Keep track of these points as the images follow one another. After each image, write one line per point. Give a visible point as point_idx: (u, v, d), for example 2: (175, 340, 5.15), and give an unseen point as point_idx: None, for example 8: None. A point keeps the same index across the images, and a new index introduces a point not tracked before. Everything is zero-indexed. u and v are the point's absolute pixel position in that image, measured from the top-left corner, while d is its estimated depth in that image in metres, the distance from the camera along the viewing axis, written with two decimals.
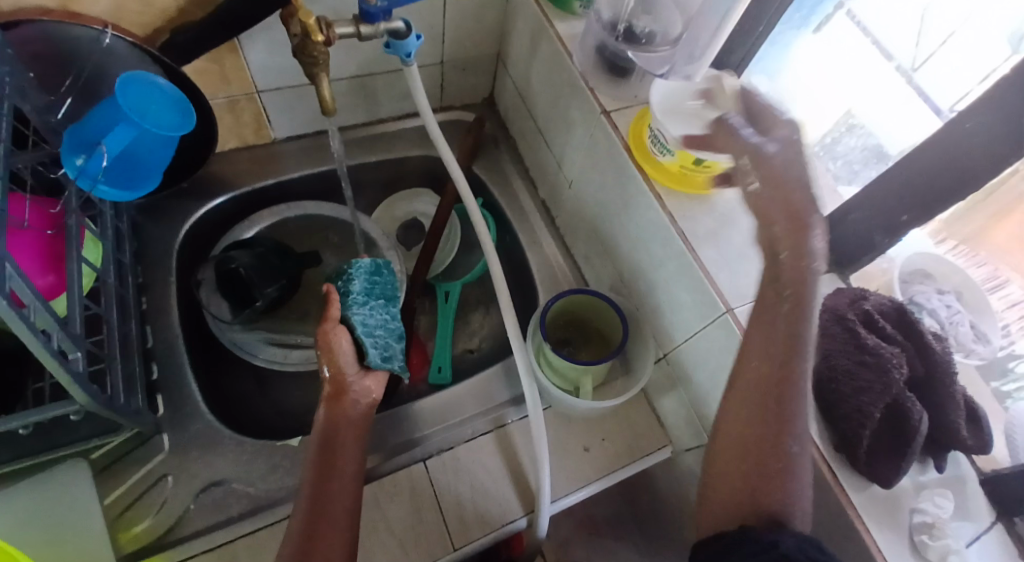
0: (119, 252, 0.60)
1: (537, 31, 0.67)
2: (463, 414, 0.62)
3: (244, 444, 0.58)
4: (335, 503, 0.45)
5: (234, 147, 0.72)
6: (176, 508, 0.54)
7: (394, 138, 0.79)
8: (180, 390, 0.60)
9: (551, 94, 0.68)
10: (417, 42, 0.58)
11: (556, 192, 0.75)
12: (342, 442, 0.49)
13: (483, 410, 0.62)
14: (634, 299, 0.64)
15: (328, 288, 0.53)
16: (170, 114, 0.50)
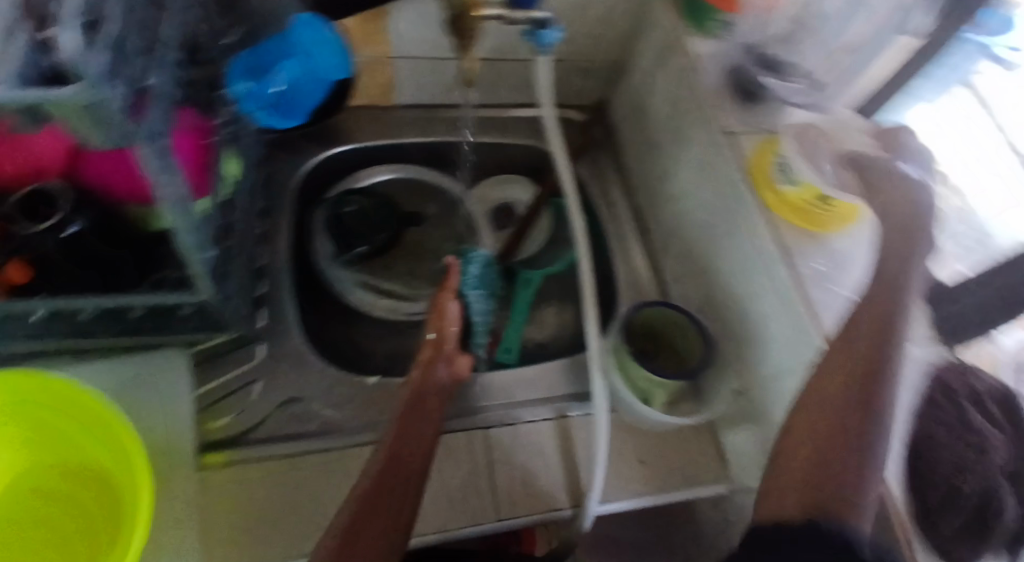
0: (252, 175, 0.66)
1: (668, 47, 0.69)
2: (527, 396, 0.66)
3: (326, 373, 0.63)
4: (412, 458, 0.49)
5: (363, 103, 0.77)
6: (259, 413, 0.59)
7: (508, 123, 0.82)
8: (280, 311, 0.65)
9: (671, 111, 0.69)
10: (558, 36, 0.60)
11: (654, 204, 0.76)
12: (416, 400, 0.53)
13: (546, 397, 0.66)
14: (721, 325, 0.66)
15: (453, 261, 0.63)
16: (329, 60, 0.64)
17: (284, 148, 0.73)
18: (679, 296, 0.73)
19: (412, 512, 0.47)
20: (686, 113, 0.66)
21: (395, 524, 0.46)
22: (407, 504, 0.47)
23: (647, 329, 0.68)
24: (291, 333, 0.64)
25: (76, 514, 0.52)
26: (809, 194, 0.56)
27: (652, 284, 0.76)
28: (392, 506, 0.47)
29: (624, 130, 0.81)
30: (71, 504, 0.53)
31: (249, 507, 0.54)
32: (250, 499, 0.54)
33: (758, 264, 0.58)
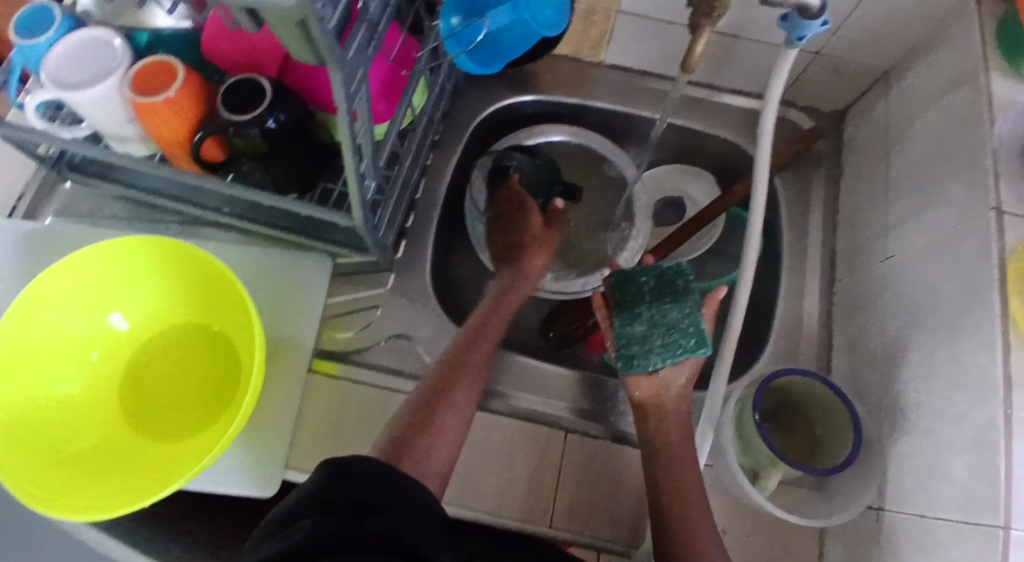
0: (435, 107, 0.66)
1: (960, 74, 0.53)
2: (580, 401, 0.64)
3: (442, 319, 0.64)
4: (447, 430, 0.48)
5: (564, 53, 0.73)
6: (372, 336, 0.63)
7: (715, 111, 0.72)
8: (420, 246, 0.67)
9: (931, 153, 0.54)
10: (822, 29, 0.47)
11: (857, 254, 0.62)
12: (489, 315, 0.57)
13: (601, 410, 0.63)
14: (880, 424, 0.53)
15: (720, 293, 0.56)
16: (552, 12, 0.48)
17: (476, 86, 0.73)
18: (845, 370, 0.60)
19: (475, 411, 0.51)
20: (951, 164, 0.52)
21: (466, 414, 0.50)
22: (472, 403, 0.51)
23: (782, 395, 0.59)
24: (424, 271, 0.65)
25: (204, 374, 0.59)
26: None
27: (817, 344, 0.64)
28: (463, 403, 0.50)
29: (856, 154, 0.67)
30: (199, 366, 0.59)
31: (337, 421, 0.59)
32: (340, 414, 0.59)
33: (970, 388, 0.44)
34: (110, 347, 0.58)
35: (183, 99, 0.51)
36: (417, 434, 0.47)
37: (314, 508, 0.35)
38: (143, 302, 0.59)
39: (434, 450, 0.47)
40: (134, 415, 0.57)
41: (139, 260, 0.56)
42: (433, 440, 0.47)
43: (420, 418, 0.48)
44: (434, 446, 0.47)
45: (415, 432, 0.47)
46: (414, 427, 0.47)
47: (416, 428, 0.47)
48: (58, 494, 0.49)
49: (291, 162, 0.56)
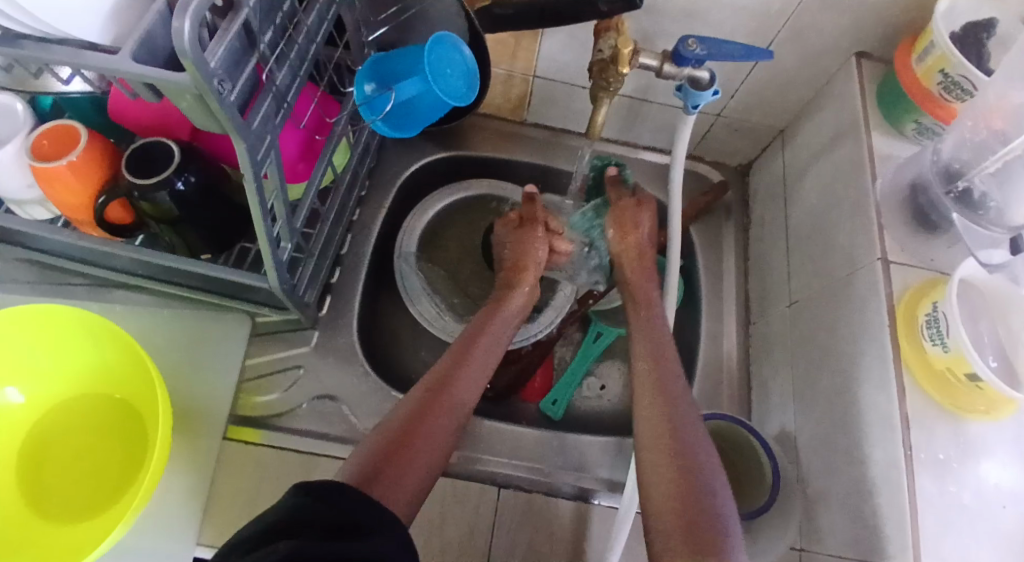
0: (360, 165, 0.67)
1: (843, 133, 0.58)
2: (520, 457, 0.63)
3: (368, 378, 0.62)
4: (421, 459, 0.46)
5: (487, 113, 0.75)
6: (293, 399, 0.61)
7: (630, 166, 0.75)
8: (346, 303, 0.65)
9: (821, 204, 0.58)
10: (713, 98, 0.51)
11: (767, 299, 0.65)
12: (469, 345, 0.57)
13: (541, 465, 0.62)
14: (796, 464, 0.55)
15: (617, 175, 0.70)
16: (460, 83, 0.49)
17: (400, 144, 0.74)
18: (761, 411, 0.62)
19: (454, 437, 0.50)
20: (840, 216, 0.55)
21: (443, 441, 0.49)
22: (450, 426, 0.50)
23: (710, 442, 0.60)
24: (350, 328, 0.64)
25: (109, 448, 0.55)
26: (957, 367, 0.43)
27: (735, 387, 0.65)
28: (443, 427, 0.49)
29: (761, 204, 0.71)
30: (105, 440, 0.55)
31: (256, 492, 0.56)
32: (260, 484, 0.56)
33: (871, 428, 0.46)
34: (1, 427, 0.54)
35: (86, 163, 0.50)
36: (399, 455, 0.45)
37: (286, 530, 0.33)
38: (41, 375, 0.55)
39: (410, 473, 0.45)
40: (29, 497, 0.52)
41: (38, 332, 0.53)
42: (413, 464, 0.46)
43: (404, 437, 0.47)
44: (411, 469, 0.45)
45: (392, 455, 0.45)
46: (393, 447, 0.45)
47: (400, 447, 0.46)
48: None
49: (205, 223, 0.55)
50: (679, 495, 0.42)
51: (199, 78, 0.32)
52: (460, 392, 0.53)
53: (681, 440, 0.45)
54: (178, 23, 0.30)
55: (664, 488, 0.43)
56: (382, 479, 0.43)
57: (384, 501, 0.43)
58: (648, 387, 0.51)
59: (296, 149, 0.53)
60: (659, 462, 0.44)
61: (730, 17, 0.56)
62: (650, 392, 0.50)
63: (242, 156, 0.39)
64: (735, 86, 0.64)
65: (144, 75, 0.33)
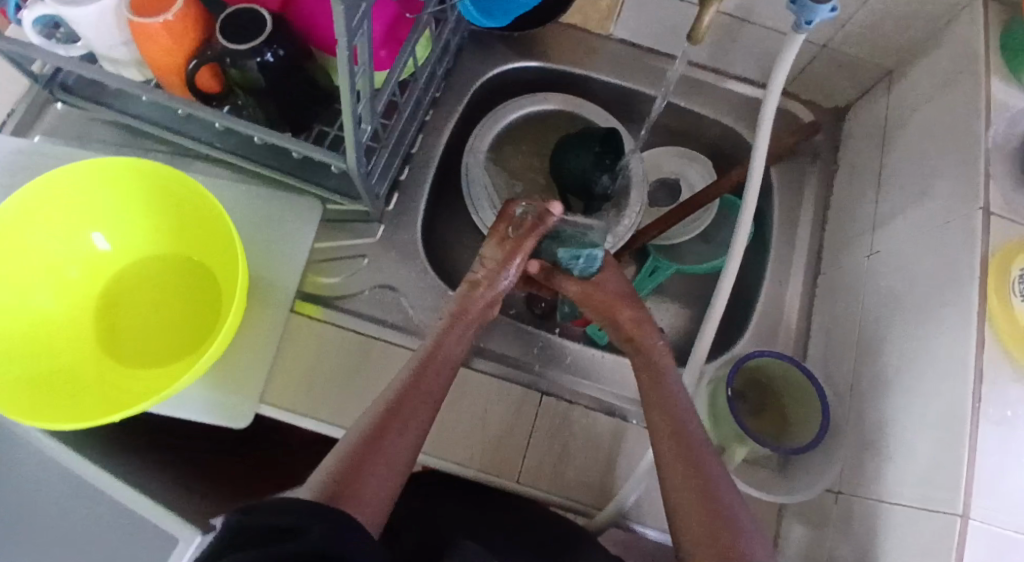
0: (439, 62, 0.65)
1: (962, 75, 0.53)
2: (564, 371, 0.65)
3: (429, 277, 0.64)
4: (387, 472, 0.43)
5: (571, 24, 0.72)
6: (356, 285, 0.63)
7: (716, 96, 0.72)
8: (413, 201, 0.66)
9: (923, 151, 0.55)
10: (829, 15, 0.48)
11: (844, 248, 0.63)
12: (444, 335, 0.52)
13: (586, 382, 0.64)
14: (851, 413, 0.54)
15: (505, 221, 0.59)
16: None
17: (480, 48, 0.72)
18: (818, 360, 0.61)
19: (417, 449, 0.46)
20: (943, 162, 0.52)
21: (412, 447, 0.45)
22: (417, 429, 0.46)
23: (753, 378, 0.60)
24: (415, 225, 0.65)
25: (184, 301, 0.58)
26: None
27: (793, 334, 0.64)
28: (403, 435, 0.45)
29: (852, 150, 0.67)
30: (180, 293, 0.58)
31: (314, 363, 0.59)
32: (317, 356, 0.59)
33: (938, 380, 0.45)
34: (88, 266, 0.57)
35: (181, 23, 0.50)
36: (365, 467, 0.42)
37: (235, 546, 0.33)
38: (124, 223, 0.58)
39: (376, 484, 0.41)
40: (106, 341, 0.56)
41: (123, 181, 0.55)
42: (379, 470, 0.42)
43: (368, 451, 0.43)
44: (377, 480, 0.42)
45: (358, 470, 0.41)
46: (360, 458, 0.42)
47: (366, 462, 0.42)
48: (26, 409, 0.48)
49: (287, 98, 0.55)
50: (708, 514, 0.43)
51: None
52: (423, 397, 0.48)
53: (701, 464, 0.46)
54: None
55: (694, 510, 0.44)
56: (351, 492, 0.40)
57: (354, 511, 0.39)
58: (661, 413, 0.50)
59: (383, 31, 0.52)
60: (675, 470, 0.46)
61: None
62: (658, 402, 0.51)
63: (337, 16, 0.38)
64: (847, 12, 0.60)
65: None
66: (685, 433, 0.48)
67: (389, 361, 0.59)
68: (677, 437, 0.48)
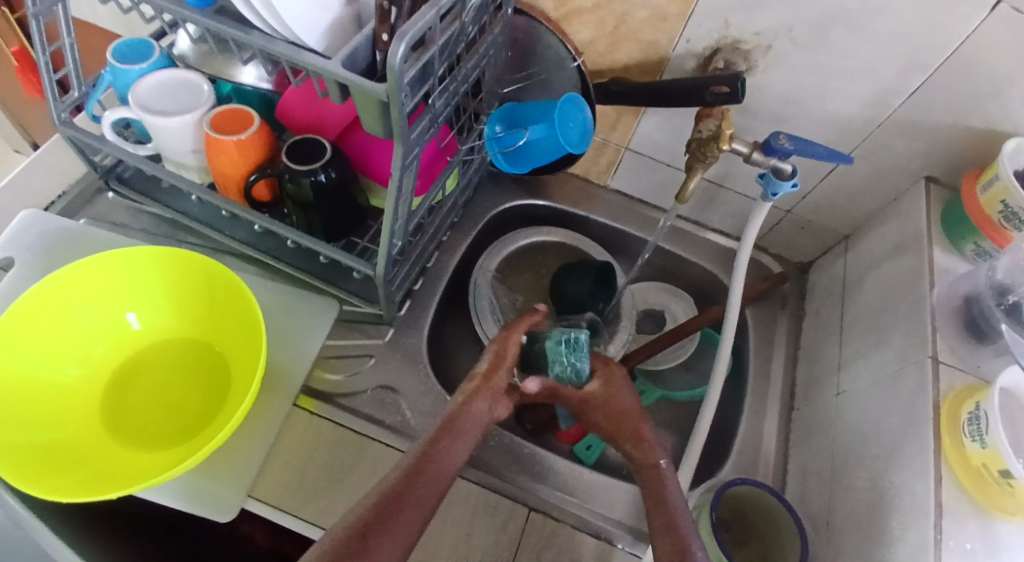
0: (462, 193, 0.75)
1: (905, 245, 0.63)
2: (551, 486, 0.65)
3: (428, 381, 0.67)
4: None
5: (573, 173, 0.83)
6: (360, 383, 0.66)
7: (698, 244, 0.81)
8: (422, 310, 0.71)
9: (877, 303, 0.63)
10: (790, 190, 0.59)
11: (814, 387, 0.69)
12: (448, 431, 0.51)
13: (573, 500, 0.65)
14: (828, 546, 0.56)
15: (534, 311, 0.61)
16: (578, 136, 0.59)
17: (494, 184, 0.82)
18: (794, 493, 0.64)
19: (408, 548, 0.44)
20: (896, 315, 0.60)
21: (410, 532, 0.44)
22: (411, 528, 0.44)
23: (736, 506, 0.62)
24: (420, 332, 0.70)
25: (200, 382, 0.60)
26: (993, 463, 0.46)
27: (770, 467, 0.68)
28: (398, 531, 0.43)
29: (818, 301, 0.76)
30: (196, 375, 0.61)
31: (309, 457, 0.60)
32: (313, 451, 0.60)
33: (904, 513, 0.49)
34: (113, 342, 0.60)
35: (251, 143, 0.58)
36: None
37: None
38: (157, 303, 0.62)
39: None
40: (113, 415, 0.57)
41: (167, 267, 0.61)
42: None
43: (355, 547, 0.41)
44: None
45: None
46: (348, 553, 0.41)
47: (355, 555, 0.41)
48: (27, 472, 0.48)
49: (331, 214, 0.62)
50: None
51: (391, 73, 0.39)
52: (421, 495, 0.46)
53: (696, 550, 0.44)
54: (396, 44, 0.38)
55: None
56: None
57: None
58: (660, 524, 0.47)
59: (423, 168, 0.60)
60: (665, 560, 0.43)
61: (816, 124, 0.65)
62: (659, 511, 0.48)
63: (396, 155, 0.46)
64: (807, 184, 0.71)
65: (346, 78, 0.41)
66: (677, 529, 0.46)
67: (384, 460, 0.61)
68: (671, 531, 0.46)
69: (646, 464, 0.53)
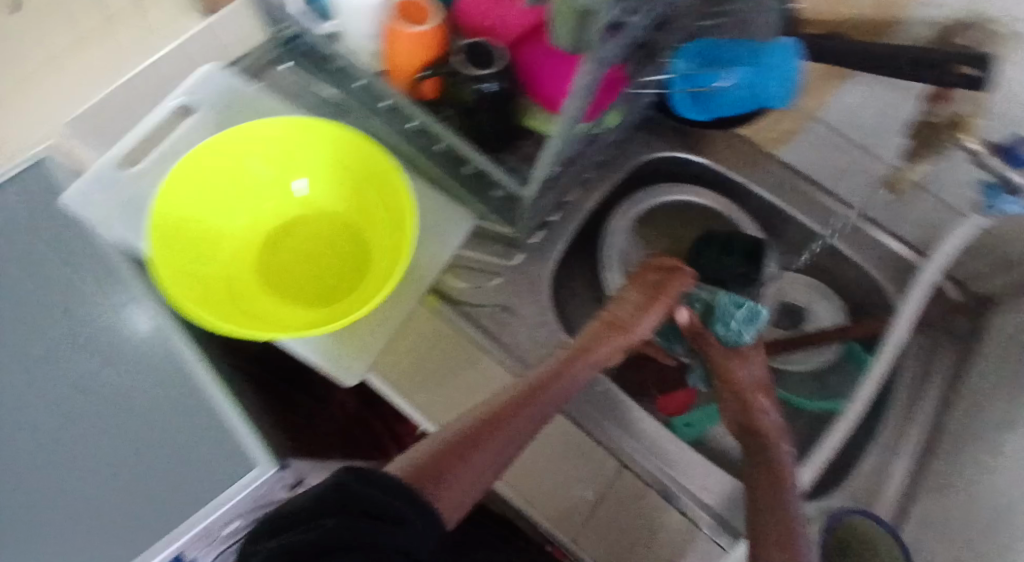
0: (627, 127, 0.68)
1: None
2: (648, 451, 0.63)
3: (547, 316, 0.66)
4: (470, 474, 0.47)
5: (745, 136, 0.75)
6: (481, 300, 0.66)
7: (869, 245, 0.72)
8: (553, 244, 0.69)
9: None
10: (1017, 210, 0.53)
11: (968, 435, 0.61)
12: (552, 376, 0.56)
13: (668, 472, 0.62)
14: None
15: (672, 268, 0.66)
16: (778, 90, 0.54)
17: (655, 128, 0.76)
18: (912, 540, 0.60)
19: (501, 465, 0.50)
20: None
21: (505, 454, 0.51)
22: (503, 452, 0.50)
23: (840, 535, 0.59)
24: (547, 264, 0.68)
25: (340, 260, 0.62)
26: None
27: (885, 508, 0.64)
28: (490, 455, 0.49)
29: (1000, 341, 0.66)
30: (338, 252, 0.62)
31: (422, 355, 0.61)
32: (427, 351, 0.62)
33: None
34: (275, 200, 0.63)
35: (429, 41, 0.57)
36: (448, 466, 0.47)
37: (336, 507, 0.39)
38: (318, 173, 0.63)
39: (459, 485, 0.46)
40: (262, 270, 0.61)
41: (332, 143, 0.61)
42: (465, 478, 0.47)
43: (455, 455, 0.48)
44: (461, 482, 0.46)
45: (445, 464, 0.47)
46: (450, 458, 0.47)
47: (453, 463, 0.47)
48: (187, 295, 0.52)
49: (493, 123, 0.59)
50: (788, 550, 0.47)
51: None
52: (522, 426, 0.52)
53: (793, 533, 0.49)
54: None
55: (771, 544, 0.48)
56: (433, 484, 0.45)
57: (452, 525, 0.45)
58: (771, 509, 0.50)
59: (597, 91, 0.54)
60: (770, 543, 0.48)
61: None
62: (768, 497, 0.52)
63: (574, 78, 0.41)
64: None
65: None
66: (785, 513, 0.50)
67: (491, 380, 0.61)
68: (779, 517, 0.50)
69: (769, 466, 0.54)
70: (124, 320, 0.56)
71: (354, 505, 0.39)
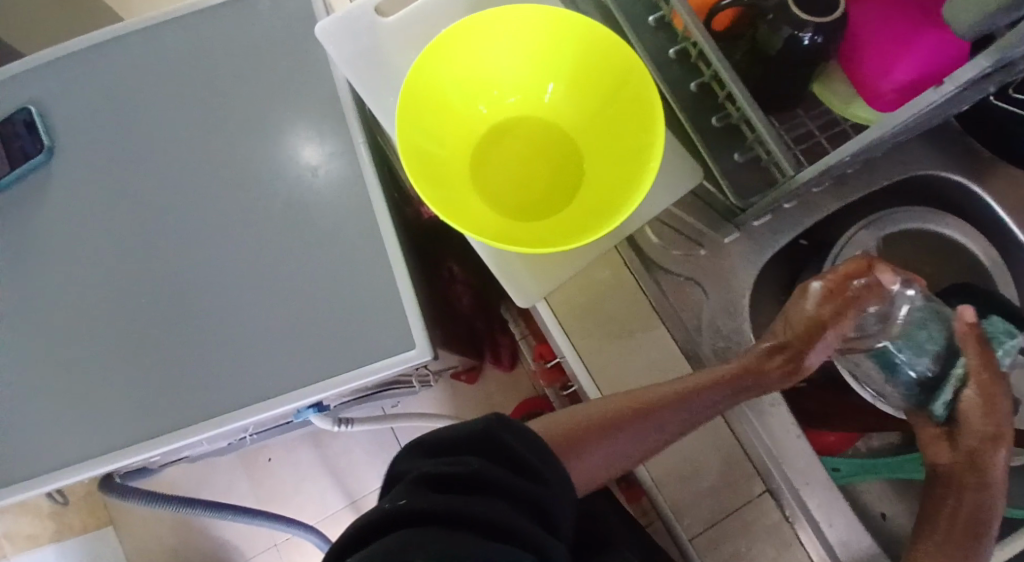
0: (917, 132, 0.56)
1: None
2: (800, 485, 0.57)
3: (741, 309, 0.60)
4: (608, 457, 0.48)
5: None
6: (677, 268, 0.60)
7: None
8: (776, 234, 0.62)
9: None
10: None
11: None
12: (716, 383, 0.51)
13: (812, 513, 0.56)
14: None
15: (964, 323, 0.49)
16: None
17: (945, 139, 0.63)
18: None
19: (649, 452, 0.50)
20: None
21: (660, 442, 0.50)
22: (653, 441, 0.49)
23: None
24: (762, 254, 0.61)
25: (560, 175, 0.58)
26: None
27: None
28: (637, 441, 0.49)
29: None
30: (558, 170, 0.58)
31: (600, 302, 0.58)
32: (605, 300, 0.58)
33: None
34: (516, 89, 0.58)
35: None
36: (585, 447, 0.48)
37: (477, 444, 0.39)
38: (566, 78, 0.57)
39: (598, 462, 0.48)
40: (481, 159, 0.58)
41: (595, 53, 0.54)
42: (605, 455, 0.48)
43: (601, 433, 0.48)
44: (601, 458, 0.48)
45: (589, 441, 0.48)
46: (591, 435, 0.48)
47: (597, 440, 0.48)
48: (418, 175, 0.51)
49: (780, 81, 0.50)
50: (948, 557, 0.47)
51: None
52: (676, 418, 0.50)
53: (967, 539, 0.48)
54: None
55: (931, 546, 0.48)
56: (570, 454, 0.47)
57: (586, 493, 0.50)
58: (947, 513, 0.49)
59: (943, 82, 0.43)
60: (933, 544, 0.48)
61: None
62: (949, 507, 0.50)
63: (965, 67, 0.33)
64: None
65: None
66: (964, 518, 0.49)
67: (661, 352, 0.57)
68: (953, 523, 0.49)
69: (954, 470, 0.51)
70: (343, 173, 0.59)
71: (498, 452, 0.40)
